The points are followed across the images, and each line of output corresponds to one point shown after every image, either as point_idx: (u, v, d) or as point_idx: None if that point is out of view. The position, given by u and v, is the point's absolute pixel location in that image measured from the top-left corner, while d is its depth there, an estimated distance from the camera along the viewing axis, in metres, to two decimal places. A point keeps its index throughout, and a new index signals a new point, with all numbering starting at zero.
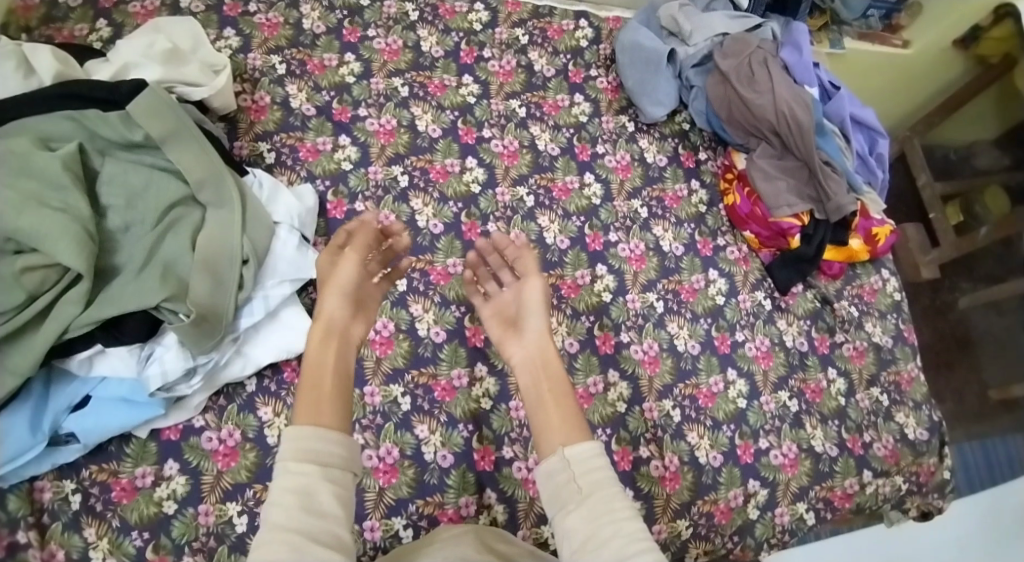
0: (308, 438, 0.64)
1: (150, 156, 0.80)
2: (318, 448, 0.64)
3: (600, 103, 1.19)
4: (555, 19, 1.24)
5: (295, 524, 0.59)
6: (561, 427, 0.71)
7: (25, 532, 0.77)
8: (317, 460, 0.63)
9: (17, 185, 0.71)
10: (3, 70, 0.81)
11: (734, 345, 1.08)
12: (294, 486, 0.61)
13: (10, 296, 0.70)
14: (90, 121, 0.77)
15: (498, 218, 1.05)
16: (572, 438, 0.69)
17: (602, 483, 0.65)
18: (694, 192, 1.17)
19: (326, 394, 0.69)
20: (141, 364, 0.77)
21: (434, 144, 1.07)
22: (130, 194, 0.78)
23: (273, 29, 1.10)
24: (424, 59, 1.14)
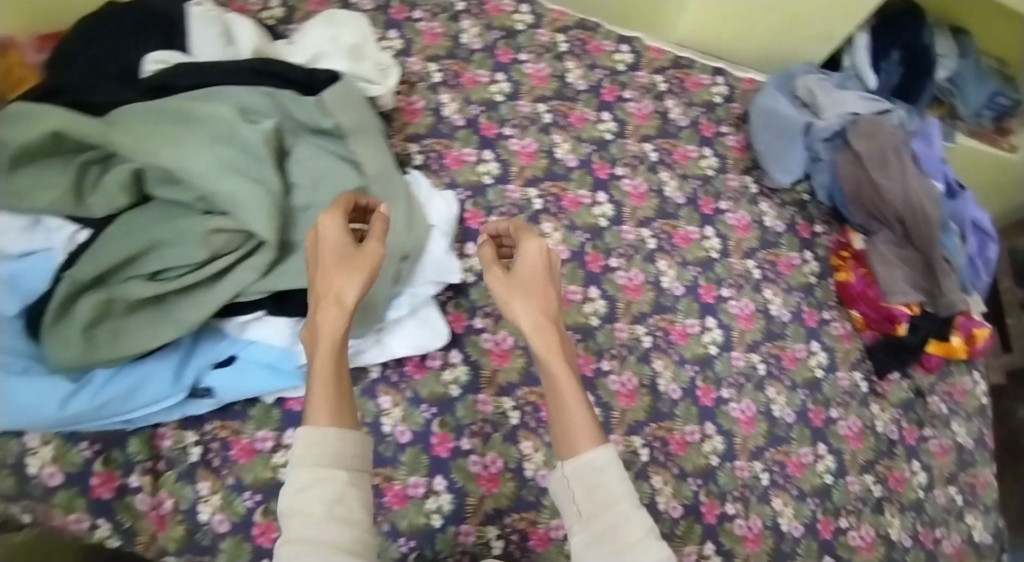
0: (326, 442, 0.62)
1: (331, 143, 0.83)
2: (336, 448, 0.63)
3: (727, 160, 1.21)
4: (693, 72, 1.28)
5: (320, 534, 0.59)
6: (566, 430, 0.70)
7: (137, 476, 0.81)
8: (333, 463, 0.62)
9: (219, 149, 0.74)
10: (208, 36, 0.85)
11: (827, 421, 1.09)
12: (314, 495, 0.60)
13: (194, 253, 0.73)
14: (285, 101, 0.80)
15: (621, 254, 1.07)
16: (584, 439, 0.68)
17: (608, 502, 0.65)
18: (807, 261, 1.19)
19: (337, 391, 0.66)
20: (293, 337, 0.81)
21: (569, 173, 1.10)
22: (313, 176, 0.80)
23: (433, 38, 1.15)
24: (568, 90, 1.18)
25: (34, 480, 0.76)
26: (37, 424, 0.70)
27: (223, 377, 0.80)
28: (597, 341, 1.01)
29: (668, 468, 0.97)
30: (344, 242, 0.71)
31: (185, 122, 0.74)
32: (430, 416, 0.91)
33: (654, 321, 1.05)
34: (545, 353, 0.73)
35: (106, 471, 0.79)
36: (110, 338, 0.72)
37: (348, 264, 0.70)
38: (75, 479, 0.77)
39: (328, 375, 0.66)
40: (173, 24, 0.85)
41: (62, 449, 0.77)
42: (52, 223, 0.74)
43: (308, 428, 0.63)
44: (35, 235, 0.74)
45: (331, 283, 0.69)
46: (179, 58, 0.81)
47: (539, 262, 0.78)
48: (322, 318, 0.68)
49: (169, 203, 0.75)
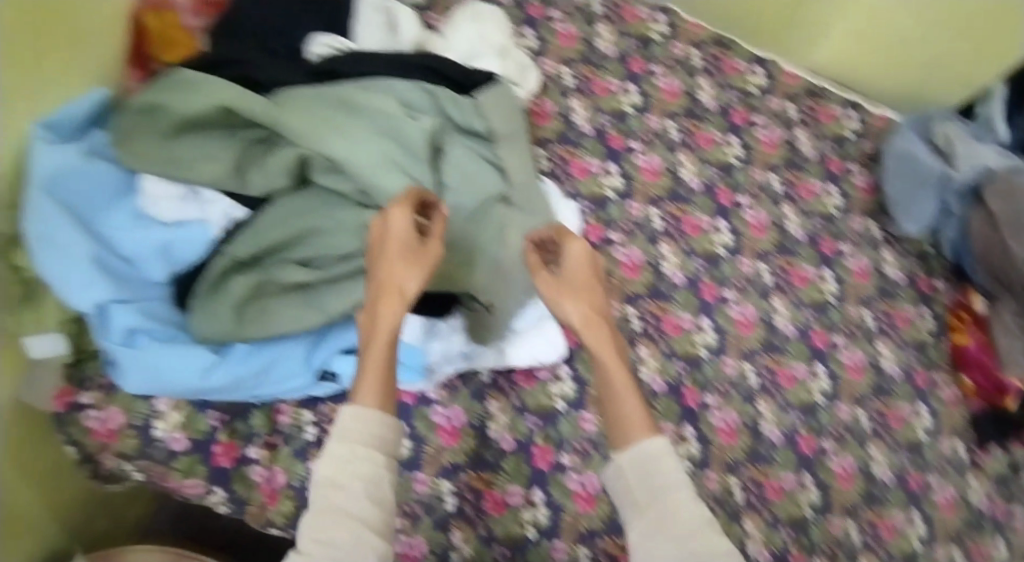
0: (371, 421, 0.56)
1: (482, 146, 0.83)
2: (382, 431, 0.56)
3: (852, 200, 1.18)
4: (826, 102, 1.24)
5: (353, 511, 0.52)
6: (618, 421, 0.63)
7: (256, 449, 0.81)
8: (372, 442, 0.55)
9: (382, 143, 0.74)
10: (373, 27, 0.86)
11: (925, 487, 1.03)
12: (355, 470, 0.53)
13: (346, 243, 0.73)
14: (442, 100, 0.80)
15: (736, 286, 1.05)
16: (639, 429, 0.62)
17: (662, 489, 0.57)
18: (923, 317, 1.15)
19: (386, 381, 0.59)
20: (425, 335, 0.80)
21: (692, 196, 1.08)
22: (463, 177, 0.79)
23: (569, 40, 1.13)
24: (698, 108, 1.15)
25: (159, 443, 0.77)
26: (177, 391, 0.70)
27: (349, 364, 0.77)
28: (703, 375, 0.99)
29: (761, 512, 0.95)
30: (408, 235, 0.64)
31: (351, 112, 0.75)
32: (534, 427, 0.91)
33: (762, 359, 1.03)
34: (599, 349, 0.66)
35: (228, 441, 0.80)
36: (256, 317, 0.72)
37: (409, 258, 0.63)
38: (198, 446, 0.79)
39: (380, 365, 0.59)
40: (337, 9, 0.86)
41: (190, 415, 0.79)
42: (209, 194, 0.75)
43: (355, 407, 0.56)
44: (191, 205, 0.74)
45: (392, 274, 0.62)
46: (347, 43, 0.82)
47: (584, 262, 0.71)
48: (383, 309, 0.61)
49: (328, 190, 0.75)
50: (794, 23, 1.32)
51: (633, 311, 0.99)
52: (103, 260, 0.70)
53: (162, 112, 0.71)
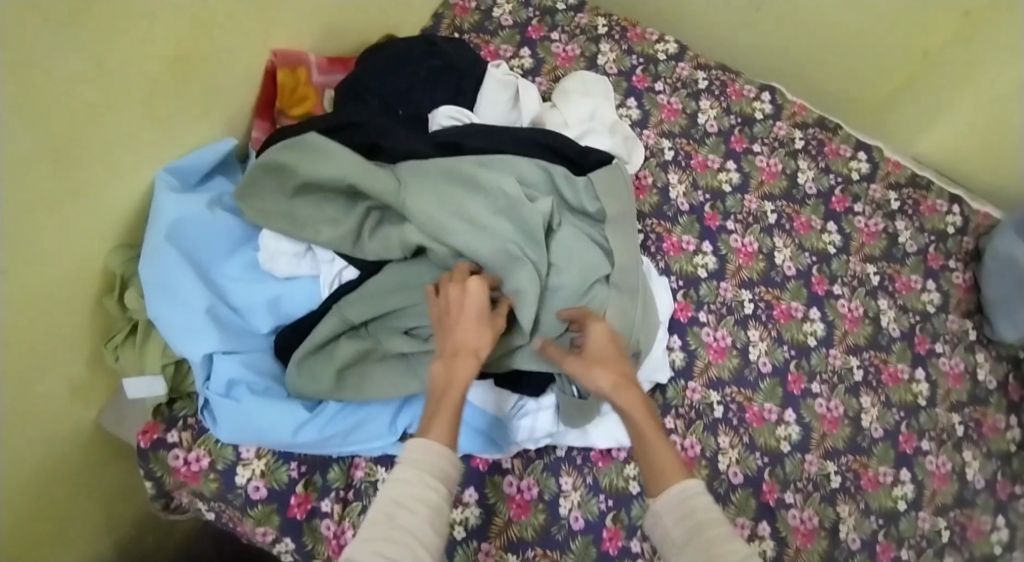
0: (437, 457, 0.57)
1: (590, 228, 0.82)
2: (445, 468, 0.57)
3: (950, 298, 1.13)
4: (931, 195, 1.19)
5: (410, 529, 0.52)
6: (654, 472, 0.61)
7: (330, 502, 0.79)
8: (437, 472, 0.56)
9: (501, 222, 0.74)
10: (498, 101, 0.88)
11: None
12: (419, 495, 0.54)
13: None
14: (557, 179, 0.80)
15: (824, 380, 1.01)
16: (675, 476, 0.60)
17: (701, 526, 0.55)
18: (1011, 427, 1.09)
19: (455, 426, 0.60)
20: (514, 412, 0.84)
21: (786, 282, 1.05)
22: (571, 259, 0.79)
23: (671, 113, 1.14)
24: (797, 192, 1.13)
25: (240, 489, 0.77)
26: (272, 443, 0.72)
27: None
28: (784, 470, 0.94)
29: None
30: (482, 305, 0.68)
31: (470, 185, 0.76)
32: (605, 508, 0.84)
33: (847, 461, 0.98)
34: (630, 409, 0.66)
35: (304, 492, 0.78)
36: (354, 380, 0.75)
37: (477, 325, 0.67)
38: (275, 496, 0.77)
39: (451, 411, 0.60)
40: (460, 76, 0.88)
41: (272, 465, 0.78)
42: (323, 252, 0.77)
43: (422, 440, 0.58)
44: (304, 263, 0.76)
45: (462, 337, 0.65)
46: (470, 115, 0.83)
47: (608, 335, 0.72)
48: (458, 366, 0.63)
49: (443, 266, 0.75)
50: (891, 108, 1.32)
51: (716, 396, 0.96)
52: (216, 312, 0.73)
53: (289, 171, 0.73)
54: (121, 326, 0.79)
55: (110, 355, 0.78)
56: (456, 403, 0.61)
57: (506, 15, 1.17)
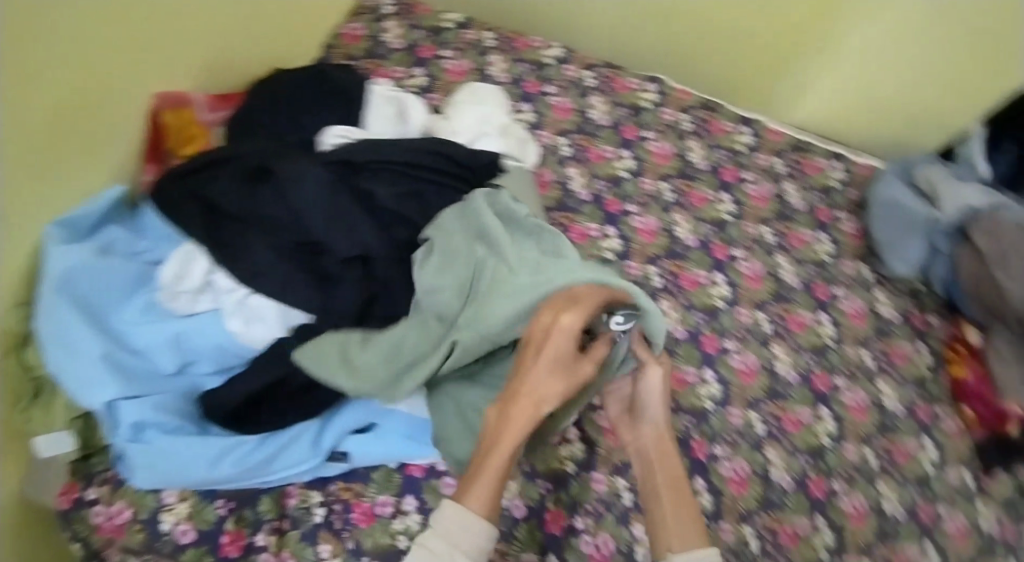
0: (462, 524, 0.60)
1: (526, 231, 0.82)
2: (472, 541, 0.60)
3: (843, 246, 1.20)
4: (811, 154, 1.26)
5: None
6: (677, 531, 0.69)
7: (264, 535, 0.83)
8: (456, 544, 0.59)
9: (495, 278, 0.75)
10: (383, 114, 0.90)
11: (936, 521, 1.01)
12: None
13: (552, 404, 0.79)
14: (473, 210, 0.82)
15: (736, 336, 1.07)
16: (693, 542, 0.69)
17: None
18: (920, 353, 1.16)
19: (495, 486, 0.63)
20: None
21: (689, 253, 1.11)
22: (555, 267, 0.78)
23: (564, 112, 1.17)
24: (689, 169, 1.18)
25: (166, 536, 0.80)
26: (191, 480, 0.74)
27: (360, 443, 0.83)
28: (711, 426, 1.00)
29: None
30: (563, 349, 0.66)
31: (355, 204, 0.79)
32: (545, 491, 0.92)
33: (768, 407, 1.04)
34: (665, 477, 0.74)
35: (236, 529, 0.82)
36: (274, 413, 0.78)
37: (552, 372, 0.66)
38: (206, 536, 0.81)
39: (492, 476, 0.63)
40: (347, 97, 0.91)
41: (197, 506, 0.82)
42: (222, 285, 0.80)
43: (459, 507, 0.61)
44: (206, 297, 0.79)
45: (534, 382, 0.65)
46: (354, 131, 0.87)
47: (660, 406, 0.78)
48: (515, 417, 0.65)
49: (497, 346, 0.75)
50: (781, 80, 1.38)
51: None
52: (116, 357, 0.75)
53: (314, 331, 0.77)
54: (27, 389, 0.81)
55: (19, 419, 0.80)
56: (502, 458, 0.64)
57: (396, 38, 1.19)
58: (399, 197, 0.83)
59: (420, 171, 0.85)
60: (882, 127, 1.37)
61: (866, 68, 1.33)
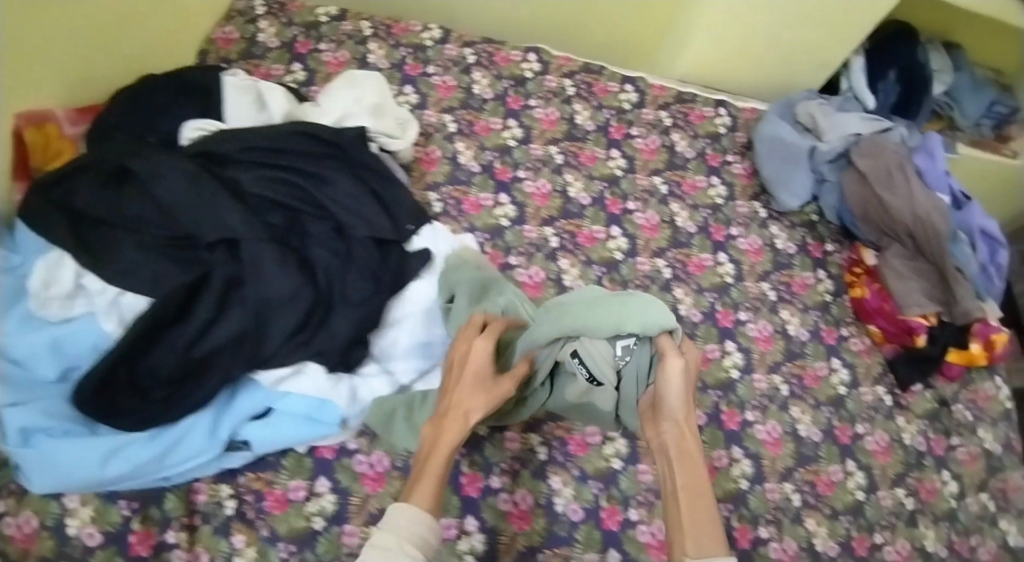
0: (408, 517, 0.64)
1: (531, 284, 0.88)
2: (419, 537, 0.63)
3: (735, 188, 1.23)
4: (696, 105, 1.29)
5: None
6: (695, 537, 0.68)
7: (174, 532, 0.82)
8: (402, 537, 0.62)
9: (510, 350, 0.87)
10: (243, 103, 0.93)
11: (854, 437, 1.10)
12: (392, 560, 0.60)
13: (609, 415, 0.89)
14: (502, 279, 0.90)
15: (637, 285, 1.10)
16: (710, 550, 0.67)
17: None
18: (821, 280, 1.19)
19: (435, 483, 0.68)
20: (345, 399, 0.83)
21: (583, 211, 1.13)
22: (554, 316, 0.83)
23: (447, 91, 1.19)
24: (577, 131, 1.21)
25: (73, 540, 0.78)
26: (78, 483, 0.74)
27: (260, 428, 0.82)
28: None
29: None
30: (481, 366, 0.77)
31: (223, 194, 0.83)
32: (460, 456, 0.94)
33: None
34: (688, 474, 0.74)
35: (143, 529, 0.81)
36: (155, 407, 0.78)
37: (477, 389, 0.75)
38: (113, 539, 0.79)
39: (432, 478, 0.68)
40: (208, 93, 0.95)
41: (100, 508, 0.80)
42: (93, 287, 0.81)
43: (403, 507, 0.65)
44: (78, 301, 0.80)
45: (461, 398, 0.75)
46: (216, 123, 0.90)
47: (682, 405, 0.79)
48: (445, 426, 0.73)
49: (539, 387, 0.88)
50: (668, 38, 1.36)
51: None
52: None
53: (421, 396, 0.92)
54: None
55: None
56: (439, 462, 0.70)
57: (272, 37, 1.19)
58: (263, 180, 0.85)
59: (291, 152, 0.88)
60: (767, 72, 1.36)
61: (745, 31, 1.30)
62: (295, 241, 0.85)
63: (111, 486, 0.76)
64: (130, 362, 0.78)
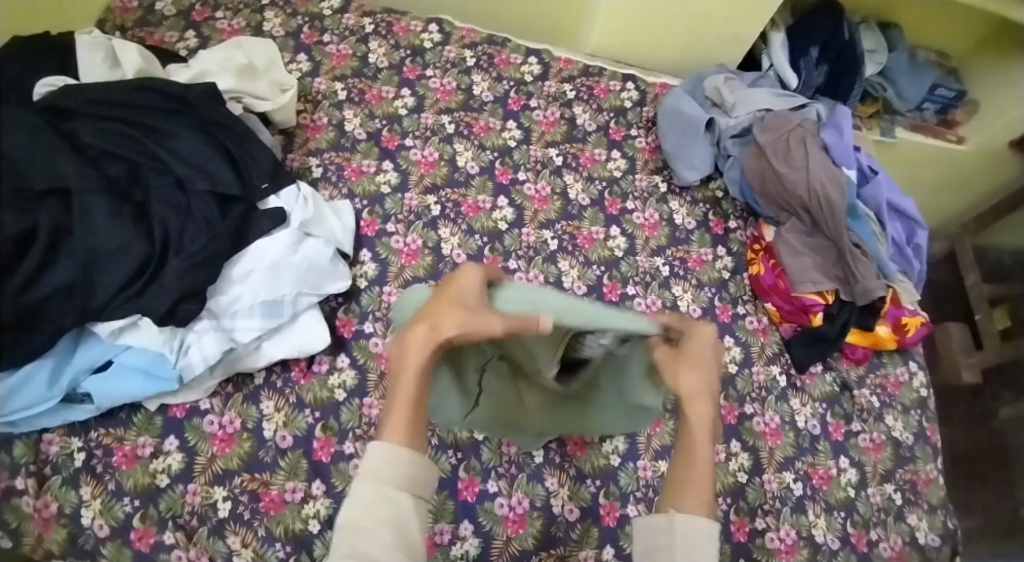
0: (394, 458, 0.66)
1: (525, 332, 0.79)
2: (404, 472, 0.66)
3: (636, 161, 1.21)
4: (603, 79, 1.27)
5: (369, 549, 0.62)
6: (681, 490, 0.74)
7: (23, 479, 0.82)
8: (388, 482, 0.65)
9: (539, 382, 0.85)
10: (94, 59, 0.93)
11: (742, 417, 1.06)
12: (381, 517, 0.64)
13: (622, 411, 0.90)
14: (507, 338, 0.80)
15: (520, 256, 1.07)
16: (698, 509, 0.72)
17: (697, 546, 0.70)
18: (720, 257, 1.16)
19: (414, 410, 0.69)
20: (176, 354, 0.83)
21: (470, 180, 1.11)
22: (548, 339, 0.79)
23: (341, 59, 1.17)
24: (473, 102, 1.19)
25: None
26: None
27: (100, 381, 0.83)
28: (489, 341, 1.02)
29: (565, 469, 0.96)
30: (469, 286, 0.75)
31: (62, 147, 0.82)
32: (313, 420, 0.92)
33: None
34: (699, 418, 0.77)
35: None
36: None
37: (452, 307, 0.72)
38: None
39: (405, 405, 0.69)
40: (66, 52, 0.95)
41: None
42: None
43: (383, 442, 0.67)
44: None
45: (436, 316, 0.72)
46: (65, 80, 0.91)
47: (694, 385, 0.77)
48: (412, 344, 0.71)
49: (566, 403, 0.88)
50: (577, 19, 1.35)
51: None
52: None
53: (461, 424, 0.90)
54: None
55: None
56: (410, 383, 0.70)
57: (169, 6, 1.18)
58: (105, 134, 0.86)
59: (139, 108, 0.89)
60: (678, 48, 1.34)
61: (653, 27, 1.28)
62: (138, 194, 0.86)
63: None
64: None
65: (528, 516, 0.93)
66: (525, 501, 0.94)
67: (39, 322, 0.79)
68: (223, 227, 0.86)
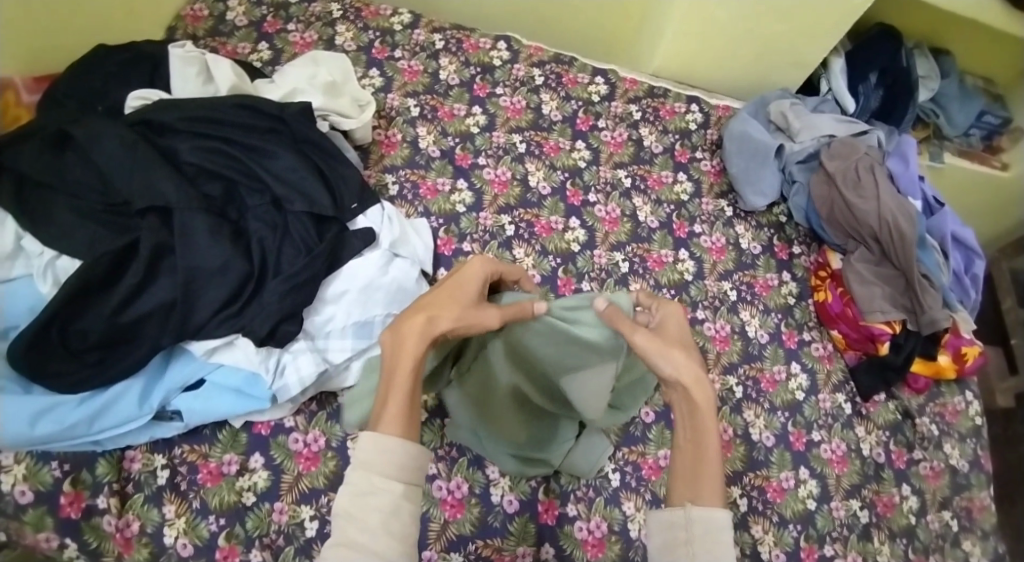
0: (388, 449, 0.60)
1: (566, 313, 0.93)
2: (398, 460, 0.61)
3: (702, 185, 1.21)
4: (668, 101, 1.27)
5: (368, 545, 0.57)
6: (692, 482, 0.66)
7: (105, 497, 0.81)
8: (381, 471, 0.60)
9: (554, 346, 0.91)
10: (186, 75, 0.93)
11: (809, 444, 1.07)
12: (374, 505, 0.58)
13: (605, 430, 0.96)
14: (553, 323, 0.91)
15: (593, 277, 1.08)
16: (707, 499, 0.64)
17: (717, 538, 0.62)
18: (785, 283, 1.18)
19: (409, 402, 0.64)
20: (273, 375, 0.83)
21: (542, 201, 1.12)
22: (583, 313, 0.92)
23: (413, 75, 1.17)
24: (543, 121, 1.19)
25: (6, 496, 0.77)
26: (8, 440, 0.76)
27: (190, 399, 0.83)
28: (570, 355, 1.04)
29: (641, 493, 0.97)
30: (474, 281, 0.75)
31: (158, 160, 0.83)
32: None
33: None
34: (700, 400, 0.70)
35: (74, 491, 0.80)
36: (86, 375, 0.79)
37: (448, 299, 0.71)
38: (44, 498, 0.78)
39: (398, 398, 0.64)
40: (155, 65, 0.94)
41: (33, 467, 0.79)
42: (32, 249, 0.81)
43: (376, 433, 0.61)
44: (16, 263, 0.81)
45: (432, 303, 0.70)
46: (158, 93, 0.90)
47: (693, 369, 0.70)
48: (406, 326, 0.68)
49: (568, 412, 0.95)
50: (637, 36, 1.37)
51: None
52: None
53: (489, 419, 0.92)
54: None
55: None
56: (405, 373, 0.65)
57: (240, 16, 1.17)
58: (200, 151, 0.86)
59: (237, 125, 0.89)
60: (736, 71, 1.34)
61: (717, 50, 1.29)
62: (233, 213, 0.88)
63: (43, 445, 0.79)
64: (64, 323, 0.77)
65: (607, 540, 0.93)
66: (603, 524, 0.94)
67: (136, 340, 0.80)
68: (320, 248, 0.87)
